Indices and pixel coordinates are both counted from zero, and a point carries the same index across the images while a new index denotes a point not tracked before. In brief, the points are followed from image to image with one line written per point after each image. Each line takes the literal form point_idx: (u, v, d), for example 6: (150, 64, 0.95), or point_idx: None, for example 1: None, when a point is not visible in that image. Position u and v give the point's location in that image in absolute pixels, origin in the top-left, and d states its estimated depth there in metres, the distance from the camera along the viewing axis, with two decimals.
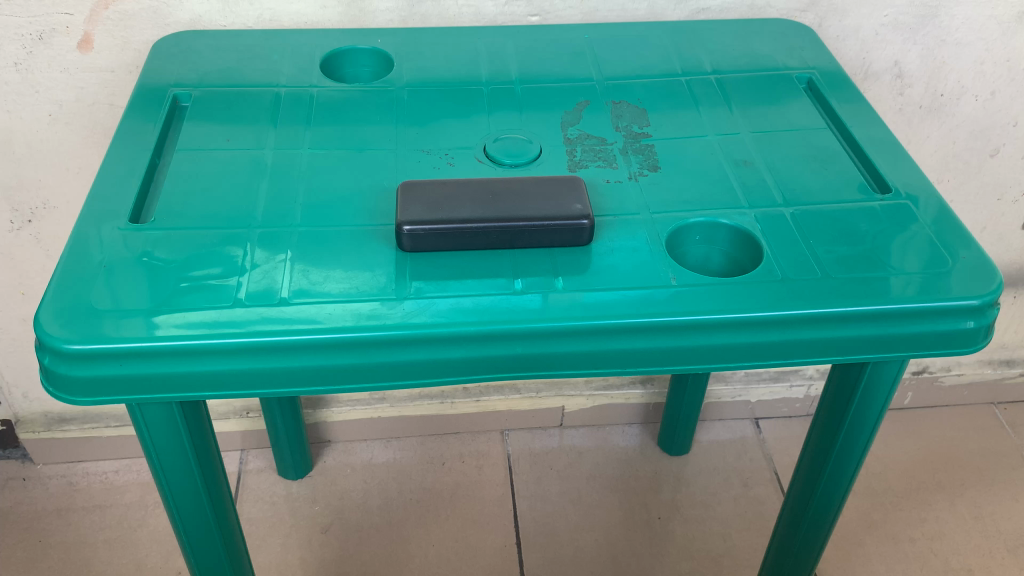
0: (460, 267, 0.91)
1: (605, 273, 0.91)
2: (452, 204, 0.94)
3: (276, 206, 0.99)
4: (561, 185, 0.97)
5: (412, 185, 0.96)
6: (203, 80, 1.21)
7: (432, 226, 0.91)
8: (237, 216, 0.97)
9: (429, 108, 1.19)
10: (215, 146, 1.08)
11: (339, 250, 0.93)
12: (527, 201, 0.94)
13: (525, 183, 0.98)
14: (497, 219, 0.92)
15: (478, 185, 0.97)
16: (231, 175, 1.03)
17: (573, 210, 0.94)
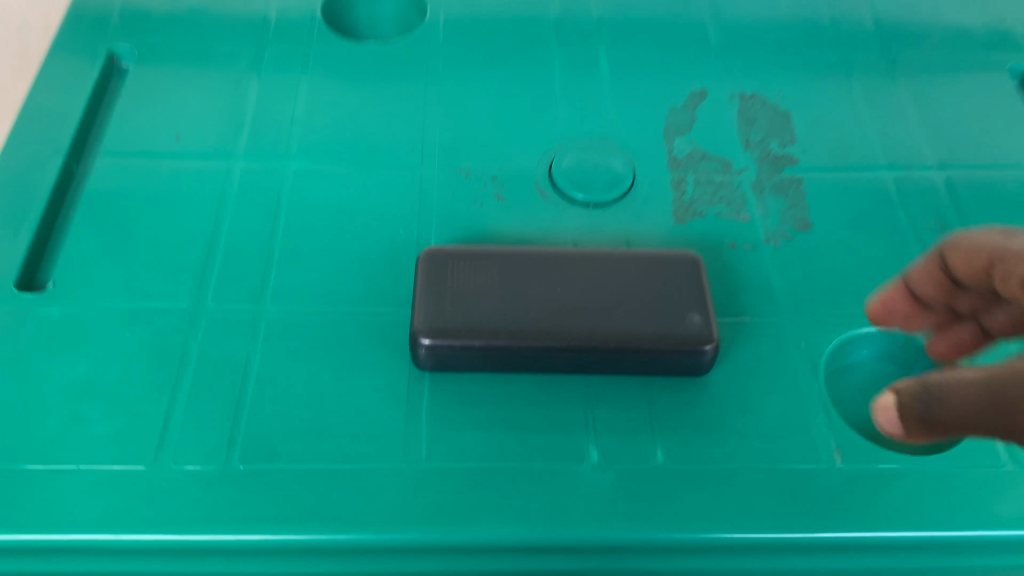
0: (508, 405, 0.60)
1: (730, 433, 0.59)
2: (502, 298, 0.61)
3: (238, 272, 0.66)
4: (672, 270, 0.63)
5: (442, 253, 0.63)
6: (153, 27, 0.84)
7: (467, 342, 0.59)
8: (178, 288, 0.65)
9: (475, 84, 0.81)
10: (159, 149, 0.74)
11: (326, 365, 0.61)
12: (618, 300, 0.61)
13: (617, 260, 0.63)
14: (570, 335, 0.59)
15: (544, 261, 0.63)
16: (176, 205, 0.70)
17: (689, 323, 0.60)
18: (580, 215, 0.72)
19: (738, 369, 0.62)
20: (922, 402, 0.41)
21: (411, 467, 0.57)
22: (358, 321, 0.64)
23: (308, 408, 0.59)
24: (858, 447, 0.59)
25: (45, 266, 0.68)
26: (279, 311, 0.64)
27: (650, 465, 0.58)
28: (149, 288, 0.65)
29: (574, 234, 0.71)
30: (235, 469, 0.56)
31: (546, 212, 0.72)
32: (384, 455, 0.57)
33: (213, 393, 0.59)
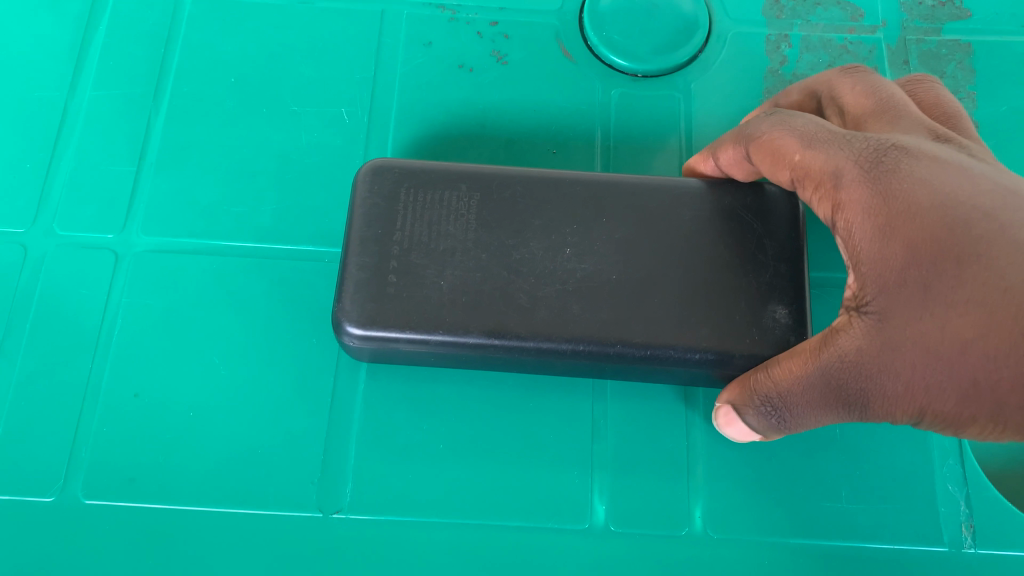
0: (479, 418, 0.40)
1: (809, 488, 0.39)
2: (479, 264, 0.38)
3: (101, 175, 0.45)
4: (753, 225, 0.39)
5: (392, 177, 0.40)
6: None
7: (420, 338, 0.37)
8: (13, 199, 0.44)
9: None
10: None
11: (215, 341, 0.41)
12: (664, 277, 0.38)
13: (667, 204, 0.40)
14: (582, 336, 0.37)
15: (551, 200, 0.40)
16: (16, 62, 0.47)
17: (775, 324, 0.37)
18: (621, 92, 0.47)
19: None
20: (766, 415, 0.33)
21: (330, 517, 0.39)
22: (270, 267, 0.43)
23: (186, 411, 0.40)
24: (996, 523, 0.39)
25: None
26: (155, 247, 0.43)
27: (682, 533, 0.39)
28: None
29: (609, 126, 0.46)
30: (79, 505, 0.39)
31: (569, 86, 0.47)
32: (290, 495, 0.39)
33: (54, 377, 0.41)
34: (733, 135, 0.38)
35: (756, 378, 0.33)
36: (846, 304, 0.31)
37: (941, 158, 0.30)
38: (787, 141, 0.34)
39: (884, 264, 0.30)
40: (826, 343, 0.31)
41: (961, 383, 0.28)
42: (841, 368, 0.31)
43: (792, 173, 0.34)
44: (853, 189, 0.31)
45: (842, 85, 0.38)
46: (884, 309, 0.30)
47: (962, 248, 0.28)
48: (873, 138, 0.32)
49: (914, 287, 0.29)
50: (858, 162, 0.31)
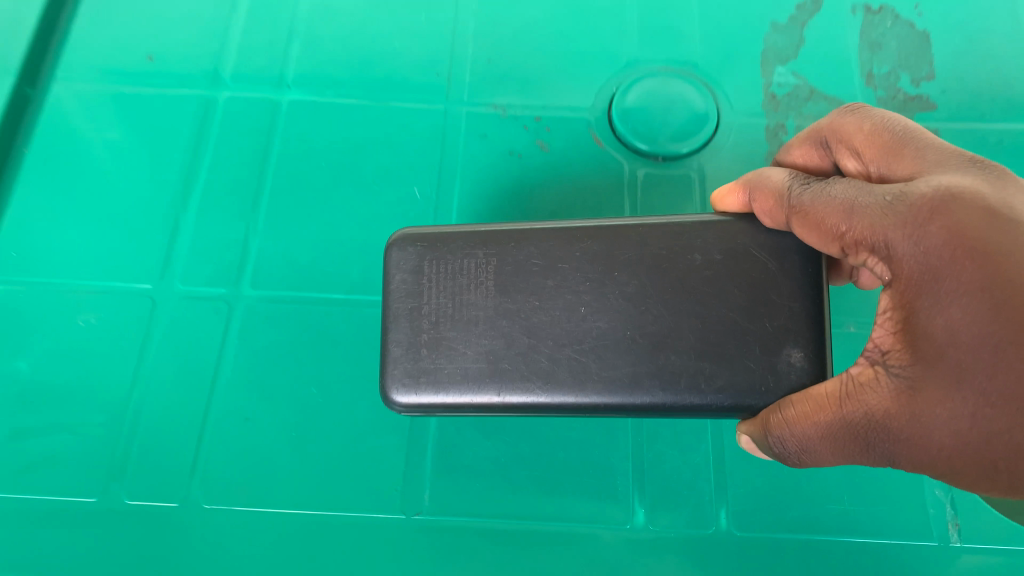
0: (536, 431, 0.48)
1: (815, 493, 0.46)
2: (502, 329, 0.42)
3: (224, 243, 0.54)
4: (762, 265, 0.42)
5: (416, 255, 0.44)
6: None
7: (458, 400, 0.42)
8: (142, 263, 0.53)
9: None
10: (126, 65, 0.60)
11: (315, 375, 0.49)
12: (668, 327, 0.41)
13: (670, 253, 0.43)
14: (595, 390, 0.41)
15: (558, 272, 0.43)
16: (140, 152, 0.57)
17: (786, 362, 0.40)
18: (645, 172, 0.57)
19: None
20: (780, 451, 0.39)
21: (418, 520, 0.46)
22: (358, 313, 0.51)
23: (292, 433, 0.48)
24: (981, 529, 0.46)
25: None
26: (269, 298, 0.52)
27: (711, 530, 0.46)
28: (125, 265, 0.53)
29: (637, 199, 0.56)
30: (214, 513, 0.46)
31: (603, 167, 0.57)
32: (381, 501, 0.46)
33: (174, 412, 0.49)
34: (772, 191, 0.42)
35: (776, 411, 0.39)
36: (874, 358, 0.37)
37: (988, 223, 0.33)
38: (828, 212, 0.38)
39: (927, 337, 0.34)
40: (852, 395, 0.36)
41: (973, 455, 0.32)
42: (867, 420, 0.36)
43: (841, 243, 0.38)
44: (902, 261, 0.35)
45: (856, 131, 0.42)
46: (919, 382, 0.34)
47: (995, 333, 0.31)
48: (912, 197, 0.35)
49: (947, 369, 0.33)
50: (903, 236, 0.35)
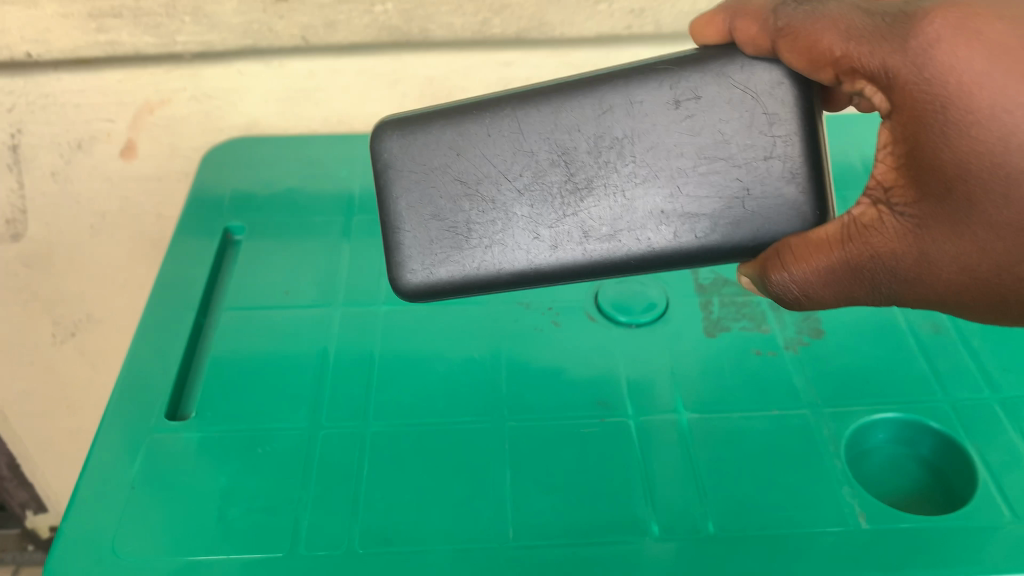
0: (539, 402, 0.47)
1: (759, 488, 0.42)
2: (529, 188, 0.39)
3: (279, 315, 0.52)
4: (755, 82, 0.36)
5: (405, 140, 0.39)
6: (237, 202, 0.61)
7: (467, 266, 0.39)
8: (176, 329, 0.51)
9: (551, 16, 0.59)
10: (257, 299, 0.53)
11: (293, 393, 0.48)
12: (711, 150, 0.37)
13: (690, 73, 0.37)
14: (642, 227, 0.38)
15: (568, 115, 0.38)
16: (263, 332, 0.51)
17: (780, 198, 0.37)
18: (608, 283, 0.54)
19: (806, 346, 0.49)
20: (779, 294, 0.37)
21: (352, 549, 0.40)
22: (339, 342, 0.50)
23: (261, 448, 0.45)
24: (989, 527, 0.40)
25: (152, 344, 0.50)
26: (324, 341, 0.50)
27: (696, 534, 0.40)
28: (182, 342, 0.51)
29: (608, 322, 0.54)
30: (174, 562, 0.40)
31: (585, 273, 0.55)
32: (316, 523, 0.41)
33: (257, 493, 0.43)
34: (754, 17, 0.35)
35: (787, 238, 0.36)
36: (872, 193, 0.34)
37: (999, 22, 0.29)
38: (821, 36, 0.33)
39: (932, 167, 0.31)
40: (855, 237, 0.35)
41: (980, 282, 0.33)
42: (875, 263, 0.35)
43: (836, 69, 0.33)
44: (899, 73, 0.31)
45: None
46: (924, 217, 0.33)
47: (1009, 167, 0.30)
48: (899, 6, 0.32)
49: (955, 203, 0.31)
50: (885, 40, 0.31)
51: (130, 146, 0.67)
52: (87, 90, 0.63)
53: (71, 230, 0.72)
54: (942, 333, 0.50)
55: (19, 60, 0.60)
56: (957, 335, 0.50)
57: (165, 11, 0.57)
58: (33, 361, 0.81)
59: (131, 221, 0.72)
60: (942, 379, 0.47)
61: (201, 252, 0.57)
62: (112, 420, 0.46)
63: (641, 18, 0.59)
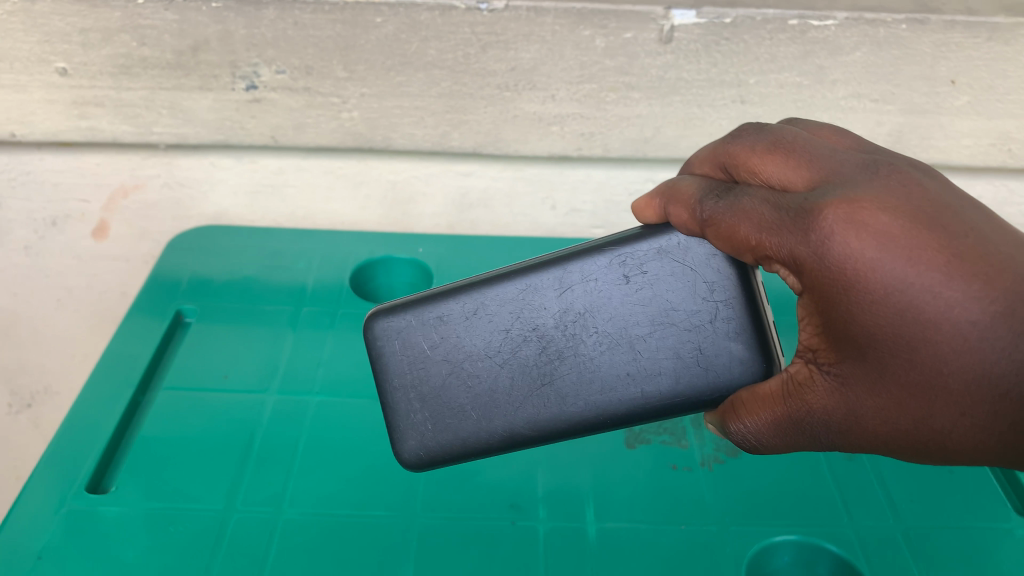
0: (452, 498, 0.48)
1: None
2: (507, 362, 0.41)
3: (212, 395, 0.53)
4: (693, 255, 0.38)
5: (394, 325, 0.43)
6: (193, 286, 0.63)
7: (460, 438, 0.42)
8: (114, 404, 0.53)
9: (506, 133, 0.63)
10: (195, 382, 0.54)
11: (214, 472, 0.48)
12: (662, 316, 0.39)
13: (633, 249, 0.39)
14: (613, 387, 0.39)
15: (534, 294, 0.41)
16: (198, 412, 0.52)
17: (729, 355, 0.38)
18: None
19: (720, 465, 0.50)
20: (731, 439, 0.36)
21: None
22: (267, 426, 0.52)
23: (169, 525, 0.45)
24: None
25: (87, 417, 0.52)
26: (252, 423, 0.52)
27: None
28: (115, 418, 0.52)
29: None
30: None
31: None
32: None
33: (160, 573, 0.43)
34: (679, 207, 0.37)
35: (739, 392, 0.36)
36: (804, 352, 0.33)
37: (880, 213, 0.29)
38: (736, 227, 0.33)
39: (845, 333, 0.30)
40: (790, 392, 0.33)
41: (907, 438, 0.31)
42: (812, 419, 0.33)
43: (754, 254, 0.33)
44: (806, 262, 0.30)
45: (749, 152, 0.34)
46: (847, 373, 0.31)
47: (907, 334, 0.29)
48: (799, 200, 0.31)
49: (877, 360, 0.30)
50: (790, 232, 0.31)
51: (101, 227, 0.70)
52: (67, 170, 0.68)
53: None
54: (854, 461, 0.51)
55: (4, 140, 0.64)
56: (869, 464, 0.50)
57: (144, 103, 0.61)
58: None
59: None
60: (851, 509, 0.48)
61: (151, 332, 0.59)
62: (31, 491, 0.47)
63: (590, 141, 0.64)
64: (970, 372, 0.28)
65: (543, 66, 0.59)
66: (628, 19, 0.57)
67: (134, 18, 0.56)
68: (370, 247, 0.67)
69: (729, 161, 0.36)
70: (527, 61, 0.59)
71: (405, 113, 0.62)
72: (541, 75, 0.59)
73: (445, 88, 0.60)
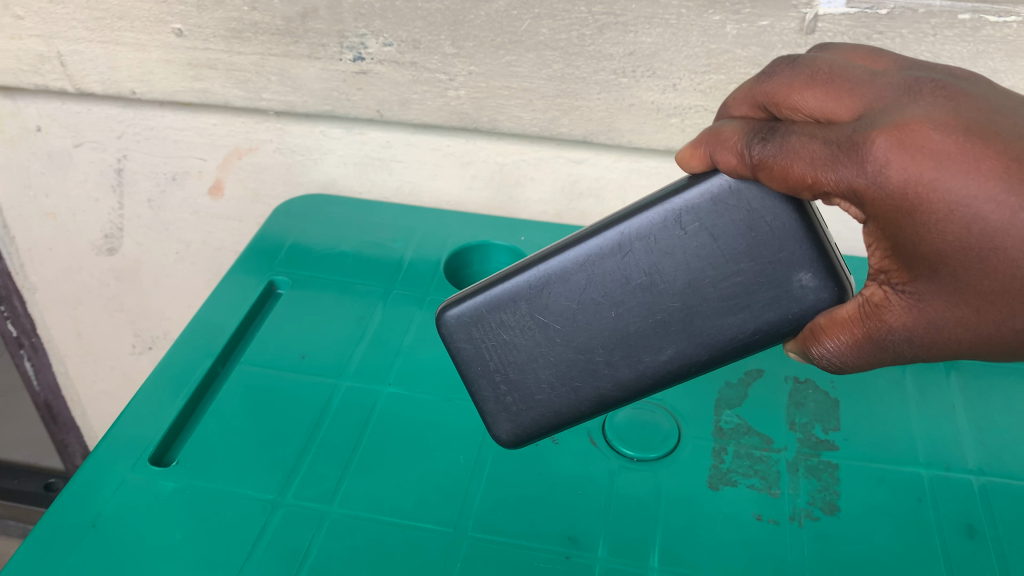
0: (507, 521, 0.45)
1: None
2: (584, 327, 0.39)
3: (287, 378, 0.53)
4: (746, 196, 0.33)
5: (468, 315, 0.41)
6: (290, 255, 0.63)
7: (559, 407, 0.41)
8: (193, 375, 0.53)
9: (621, 122, 0.58)
10: (272, 359, 0.54)
11: (274, 458, 0.48)
12: (728, 265, 0.34)
13: (682, 201, 0.34)
14: (695, 342, 0.36)
15: (595, 265, 0.37)
16: (269, 392, 0.52)
17: (800, 288, 0.34)
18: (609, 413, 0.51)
19: (812, 521, 0.45)
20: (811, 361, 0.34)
21: None
22: (333, 416, 0.50)
23: (222, 510, 0.45)
24: None
25: (167, 385, 0.52)
26: (320, 410, 0.51)
27: None
28: (191, 389, 0.52)
29: None
30: None
31: None
32: None
33: (204, 558, 0.42)
34: (726, 150, 0.31)
35: (817, 318, 0.33)
36: (874, 272, 0.30)
37: (933, 131, 0.25)
38: (789, 164, 0.29)
39: (914, 253, 0.27)
40: (867, 317, 0.30)
41: (992, 341, 0.28)
42: (893, 338, 0.30)
43: (813, 192, 0.28)
44: (864, 194, 0.27)
45: (782, 84, 0.29)
46: (919, 291, 0.28)
47: (976, 247, 0.26)
48: (848, 130, 0.27)
49: (950, 277, 0.27)
50: (844, 166, 0.27)
51: (217, 186, 0.71)
52: (186, 129, 0.67)
53: (159, 254, 0.76)
54: (974, 540, 0.43)
55: (127, 97, 0.65)
56: (992, 548, 0.43)
57: (254, 69, 0.60)
58: (114, 365, 0.87)
59: (210, 257, 0.75)
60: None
61: (241, 300, 0.58)
62: (97, 458, 0.47)
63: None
64: None
65: (665, 53, 0.53)
66: (765, 5, 0.50)
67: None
68: (473, 231, 0.64)
69: (765, 100, 0.30)
70: (648, 47, 0.53)
71: (513, 95, 0.58)
72: (662, 62, 0.54)
73: (557, 70, 0.56)
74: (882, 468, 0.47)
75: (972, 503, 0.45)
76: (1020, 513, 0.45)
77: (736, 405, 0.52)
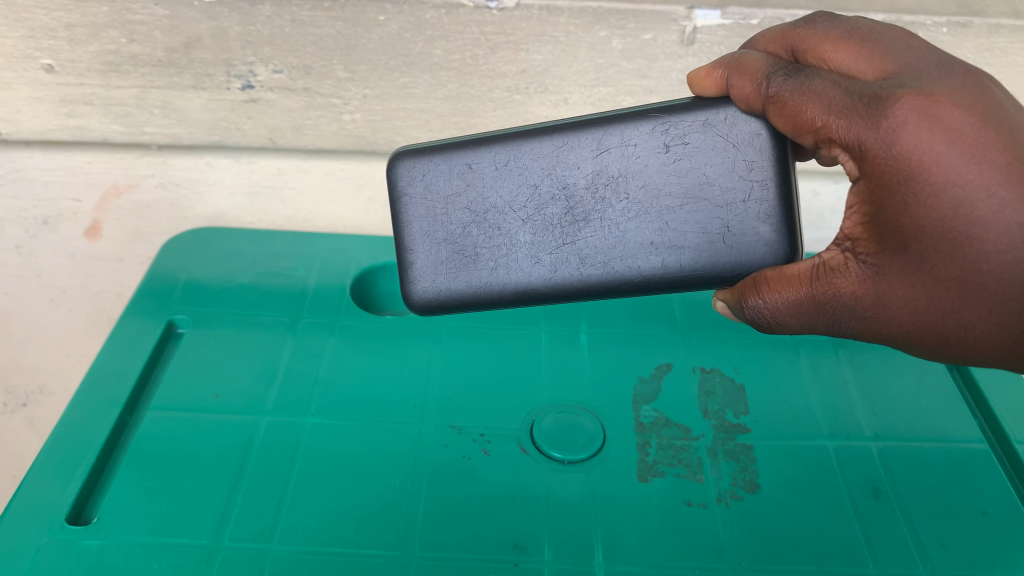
0: (452, 539, 0.45)
1: None
2: (531, 218, 0.38)
3: (203, 419, 0.51)
4: (738, 132, 0.36)
5: (420, 170, 0.39)
6: (187, 293, 0.60)
7: (471, 290, 0.39)
8: (100, 430, 0.50)
9: None
10: (186, 402, 0.52)
11: (199, 506, 0.46)
12: (699, 189, 0.36)
13: (680, 119, 0.36)
14: (634, 255, 0.38)
15: (569, 151, 0.38)
16: (184, 434, 0.50)
17: (758, 238, 0.36)
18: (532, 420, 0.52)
19: (738, 501, 0.47)
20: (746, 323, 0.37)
21: None
22: (256, 453, 0.49)
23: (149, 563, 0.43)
24: None
25: (69, 447, 0.49)
26: (244, 447, 0.49)
27: None
28: (99, 445, 0.49)
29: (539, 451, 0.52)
30: None
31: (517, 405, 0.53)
32: None
33: None
34: (743, 78, 0.35)
35: (764, 270, 0.35)
36: (841, 240, 0.34)
37: (956, 108, 0.29)
38: (803, 103, 0.32)
39: (893, 224, 0.31)
40: (820, 277, 0.34)
41: (932, 329, 0.32)
42: (837, 304, 0.33)
43: (816, 137, 0.32)
44: (870, 149, 0.30)
45: (820, 38, 0.34)
46: (881, 262, 0.32)
47: (956, 230, 0.29)
48: (875, 86, 0.31)
49: (914, 253, 0.31)
50: (862, 117, 0.30)
51: (95, 226, 0.66)
52: (56, 169, 0.63)
53: None
54: (879, 500, 0.48)
55: None
56: (896, 504, 0.47)
57: (134, 102, 0.58)
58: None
59: (89, 301, 0.68)
60: (875, 554, 0.45)
61: (140, 345, 0.56)
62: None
63: None
64: (1009, 270, 0.29)
65: (555, 69, 0.56)
66: (648, 19, 0.53)
67: (123, 13, 0.52)
68: (373, 253, 0.64)
69: (801, 46, 0.34)
70: (539, 63, 0.55)
71: (409, 116, 0.59)
72: (553, 77, 0.56)
73: (451, 90, 0.57)
74: (791, 444, 0.51)
75: (872, 467, 0.49)
76: (914, 470, 0.49)
77: (652, 399, 0.54)
